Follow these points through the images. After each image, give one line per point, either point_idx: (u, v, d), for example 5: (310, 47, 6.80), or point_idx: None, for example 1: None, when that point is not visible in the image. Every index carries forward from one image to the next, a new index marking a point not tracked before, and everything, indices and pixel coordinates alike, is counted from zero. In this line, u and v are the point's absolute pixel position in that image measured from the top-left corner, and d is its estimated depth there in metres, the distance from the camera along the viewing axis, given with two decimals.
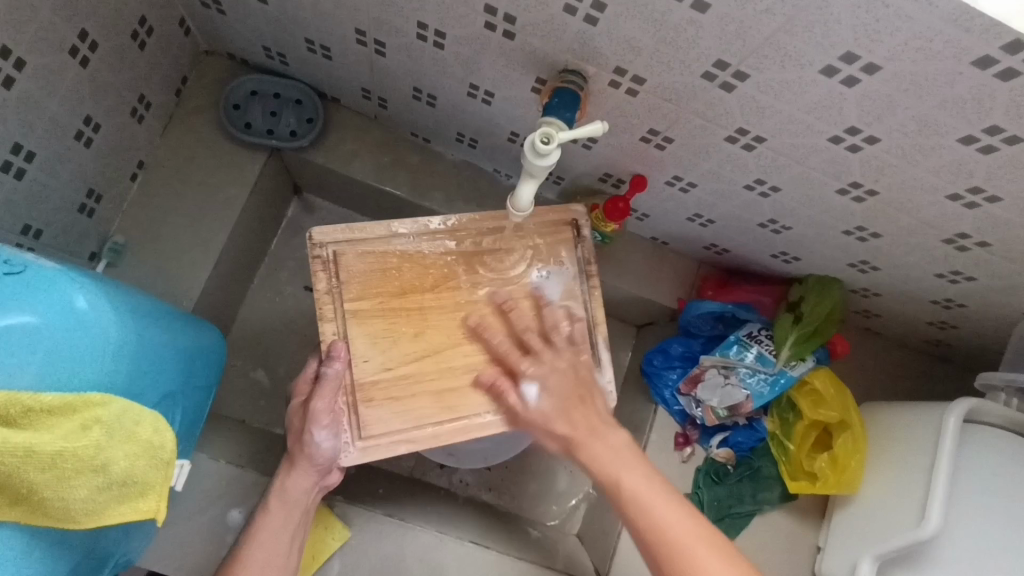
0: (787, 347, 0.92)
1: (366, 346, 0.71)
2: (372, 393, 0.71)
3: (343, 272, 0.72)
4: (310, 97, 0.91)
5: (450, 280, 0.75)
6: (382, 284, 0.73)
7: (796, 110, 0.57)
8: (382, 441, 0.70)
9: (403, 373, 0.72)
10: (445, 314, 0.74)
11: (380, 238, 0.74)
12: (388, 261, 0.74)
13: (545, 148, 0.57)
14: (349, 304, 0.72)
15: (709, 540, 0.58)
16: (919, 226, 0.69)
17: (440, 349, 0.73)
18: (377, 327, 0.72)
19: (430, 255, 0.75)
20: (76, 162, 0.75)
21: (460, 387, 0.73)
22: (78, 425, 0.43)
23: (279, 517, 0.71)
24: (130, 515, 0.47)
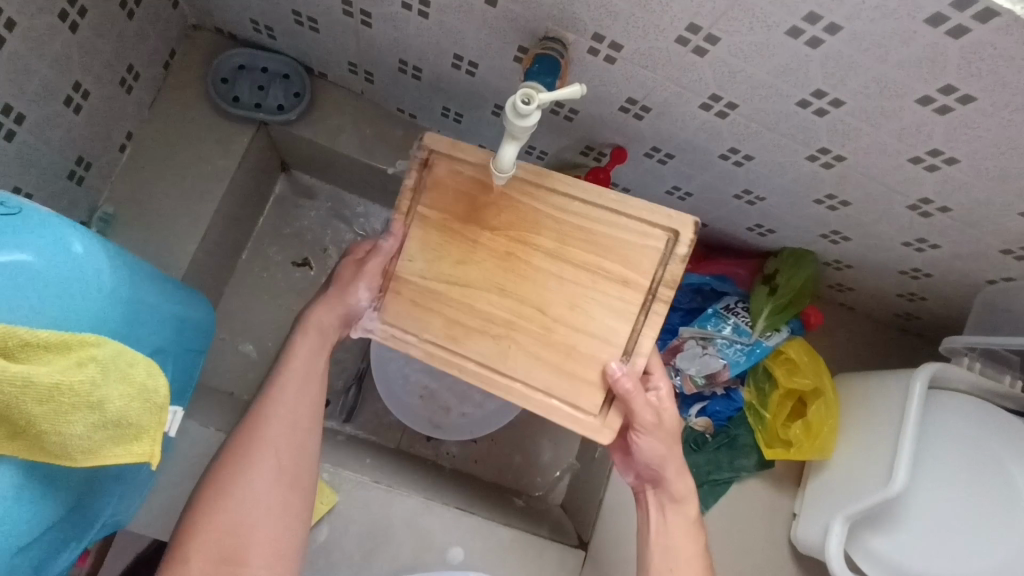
0: (762, 318, 0.95)
1: (418, 248, 0.72)
2: (401, 289, 0.72)
3: (432, 179, 0.72)
4: (298, 71, 0.93)
5: (516, 226, 0.71)
6: (457, 204, 0.72)
7: (765, 74, 0.60)
8: (388, 334, 0.73)
9: (434, 288, 0.72)
10: (492, 256, 0.71)
11: (480, 159, 0.71)
12: (469, 185, 0.71)
13: (526, 108, 0.58)
14: (422, 208, 0.72)
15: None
16: (884, 192, 0.72)
17: (470, 284, 0.71)
18: (432, 238, 0.72)
19: (506, 196, 0.71)
20: (66, 129, 0.76)
21: (472, 326, 0.71)
22: (75, 361, 0.44)
23: (314, 341, 0.75)
24: (126, 456, 0.49)
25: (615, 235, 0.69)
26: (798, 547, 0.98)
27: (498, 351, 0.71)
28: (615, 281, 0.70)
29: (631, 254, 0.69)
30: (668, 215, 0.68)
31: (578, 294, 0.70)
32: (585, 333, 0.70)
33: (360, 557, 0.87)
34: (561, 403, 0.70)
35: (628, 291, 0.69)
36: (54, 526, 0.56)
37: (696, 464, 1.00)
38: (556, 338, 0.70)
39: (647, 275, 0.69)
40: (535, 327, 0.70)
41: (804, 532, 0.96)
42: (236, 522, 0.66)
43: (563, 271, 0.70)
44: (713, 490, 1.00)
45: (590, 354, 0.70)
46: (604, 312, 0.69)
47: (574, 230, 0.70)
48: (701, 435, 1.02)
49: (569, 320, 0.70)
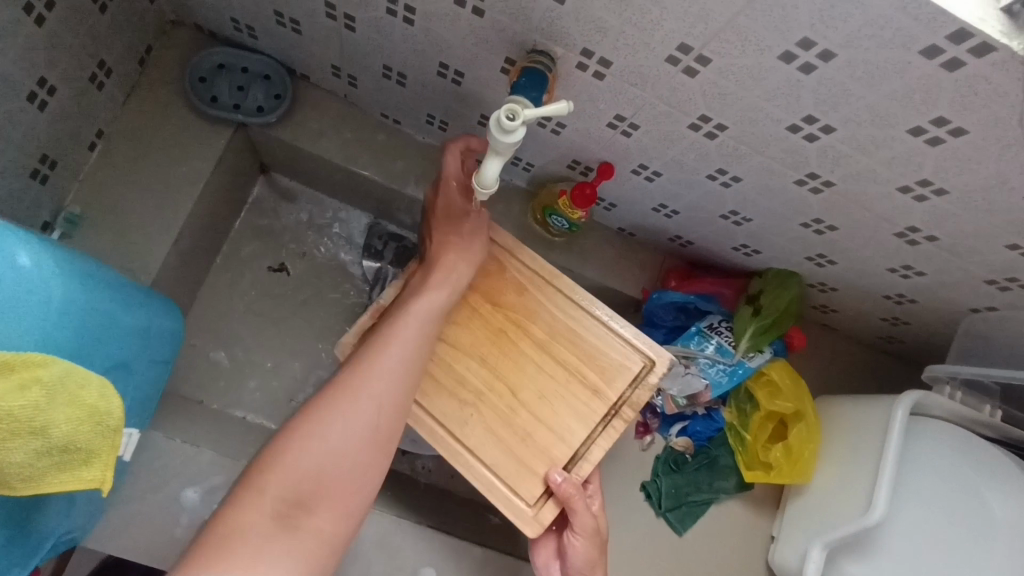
0: (746, 339, 0.94)
1: None
2: None
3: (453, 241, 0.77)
4: (279, 73, 0.90)
5: (516, 309, 0.76)
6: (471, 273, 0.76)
7: (756, 97, 0.59)
8: None
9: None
10: (486, 329, 0.75)
11: (506, 243, 0.77)
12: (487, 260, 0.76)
13: (510, 124, 0.56)
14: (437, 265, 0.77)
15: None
16: (872, 219, 0.71)
17: (454, 346, 0.74)
18: None
19: (510, 282, 0.76)
20: (30, 126, 0.72)
21: (442, 385, 0.73)
22: (16, 384, 0.42)
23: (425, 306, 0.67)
24: (75, 485, 0.46)
25: (599, 348, 0.75)
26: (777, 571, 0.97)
27: (460, 417, 0.72)
28: (586, 389, 0.74)
29: (606, 367, 0.75)
30: (652, 346, 0.75)
31: (548, 387, 0.74)
32: (545, 426, 0.73)
33: None
34: (499, 484, 0.72)
35: (596, 401, 0.74)
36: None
37: (675, 485, 0.99)
38: (517, 421, 0.73)
39: (616, 392, 0.74)
40: (502, 404, 0.73)
41: (782, 557, 0.95)
42: (318, 469, 0.56)
43: (543, 363, 0.74)
44: (691, 512, 0.99)
45: (544, 447, 0.72)
46: (570, 414, 0.73)
47: (566, 331, 0.75)
48: (682, 456, 1.01)
49: (535, 408, 0.73)
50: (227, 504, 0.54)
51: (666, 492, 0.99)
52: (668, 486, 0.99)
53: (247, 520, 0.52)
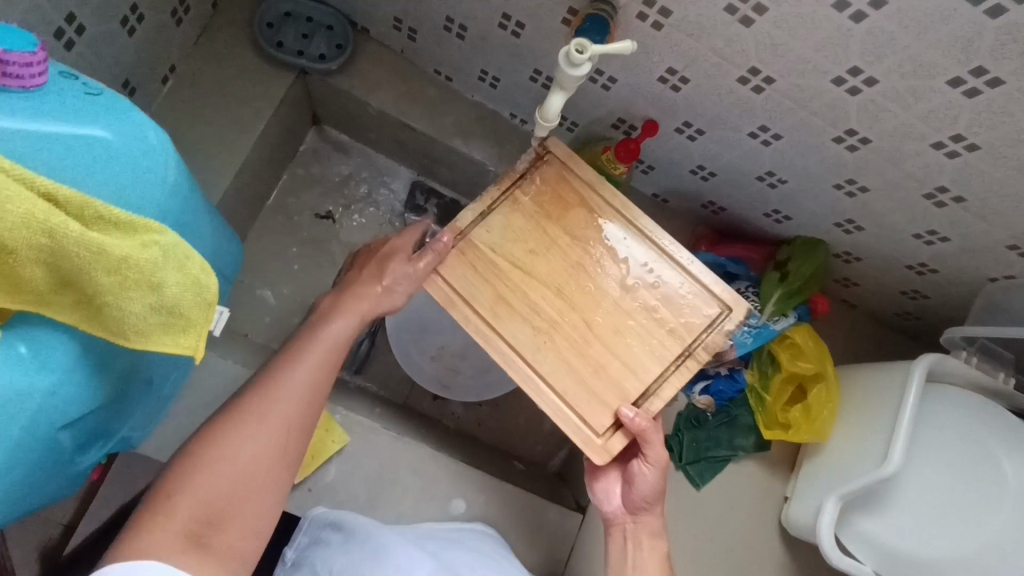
0: (771, 304, 0.99)
1: (502, 224, 0.77)
2: (469, 251, 0.76)
3: (541, 176, 0.79)
4: (342, 24, 0.95)
5: (595, 245, 0.77)
6: (553, 204, 0.78)
7: (806, 48, 0.63)
8: (444, 290, 0.75)
9: (498, 263, 0.76)
10: (566, 259, 0.76)
11: (586, 178, 0.78)
12: (570, 195, 0.78)
13: (579, 58, 0.61)
14: (519, 194, 0.78)
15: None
16: (904, 179, 0.76)
17: (532, 271, 0.75)
18: (519, 222, 0.77)
19: (596, 220, 0.77)
20: (119, 49, 0.77)
21: (517, 309, 0.75)
22: (139, 242, 0.45)
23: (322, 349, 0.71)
24: (174, 347, 0.51)
25: (681, 291, 0.76)
26: (790, 529, 1.01)
27: (533, 342, 0.74)
28: (662, 328, 0.75)
29: (685, 312, 0.75)
30: (731, 295, 0.75)
31: (627, 325, 0.75)
32: (617, 357, 0.74)
33: (365, 502, 0.89)
34: (568, 409, 0.73)
35: (671, 341, 0.74)
36: (102, 409, 0.57)
37: (696, 438, 1.03)
38: (590, 353, 0.74)
39: (692, 336, 0.75)
40: (576, 334, 0.74)
41: (795, 514, 0.99)
42: (222, 489, 0.61)
43: (620, 298, 0.75)
44: (709, 467, 1.03)
45: (615, 380, 0.73)
46: (643, 347, 0.74)
47: (646, 272, 0.76)
48: (702, 413, 1.05)
49: (609, 341, 0.74)
50: (148, 521, 0.58)
51: (687, 444, 1.03)
52: (689, 439, 1.03)
53: (158, 543, 0.56)
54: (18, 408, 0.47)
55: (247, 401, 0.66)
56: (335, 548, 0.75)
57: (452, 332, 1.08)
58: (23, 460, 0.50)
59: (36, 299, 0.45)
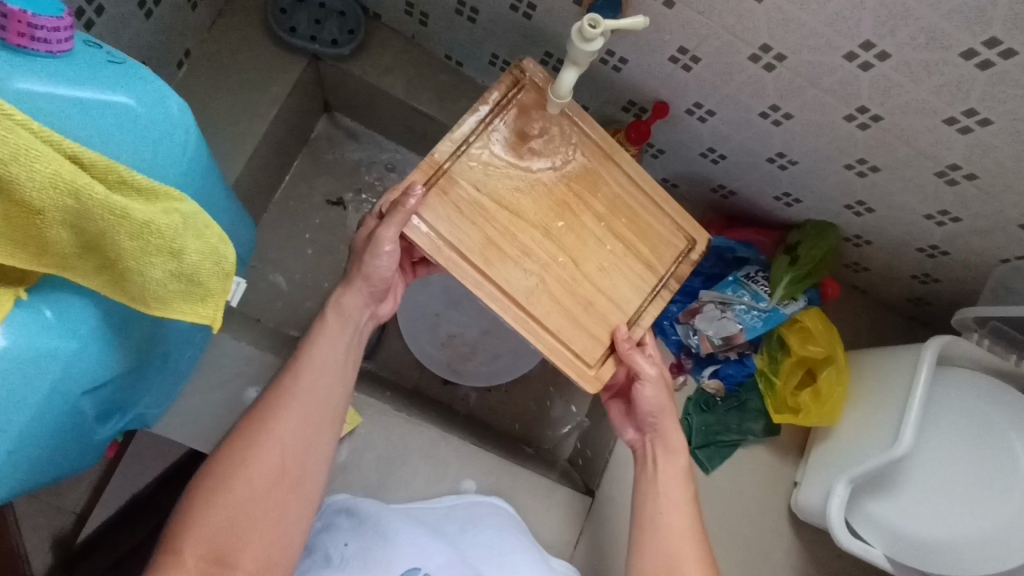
0: (782, 287, 0.98)
1: (482, 161, 0.75)
2: (450, 189, 0.73)
3: (517, 104, 0.77)
4: (354, 9, 0.96)
5: (578, 181, 0.79)
6: (535, 135, 0.77)
7: (818, 23, 0.64)
8: (426, 234, 0.72)
9: (482, 202, 0.74)
10: (550, 195, 0.77)
11: (566, 107, 0.78)
12: (552, 126, 0.78)
13: (592, 32, 0.61)
14: (498, 124, 0.76)
15: (699, 550, 0.73)
16: (916, 157, 0.76)
17: (517, 211, 0.75)
18: (499, 158, 0.76)
19: (571, 154, 0.79)
20: (136, 31, 0.78)
21: (506, 251, 0.74)
22: (161, 209, 0.46)
23: (330, 342, 0.73)
24: (192, 315, 0.52)
25: (655, 223, 0.82)
26: (800, 514, 1.01)
27: (524, 284, 0.75)
28: (641, 261, 0.80)
29: (657, 244, 0.81)
30: (694, 226, 0.83)
31: (611, 262, 0.79)
32: (604, 293, 0.78)
33: (376, 482, 0.89)
34: (563, 346, 0.76)
35: (649, 273, 0.80)
36: (121, 378, 0.58)
37: (706, 423, 1.03)
38: (580, 290, 0.77)
39: (665, 266, 0.81)
40: (565, 274, 0.76)
41: (805, 498, 0.99)
42: (224, 524, 0.62)
43: (603, 235, 0.79)
44: (719, 451, 1.03)
45: (603, 315, 0.78)
46: (625, 281, 0.79)
47: (624, 207, 0.80)
48: (711, 398, 1.05)
49: (595, 278, 0.78)
50: (158, 559, 0.60)
51: (697, 428, 1.03)
52: (698, 423, 1.03)
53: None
54: (42, 372, 0.48)
55: (239, 451, 0.65)
56: (342, 531, 0.75)
57: (462, 317, 1.09)
58: (45, 425, 0.51)
59: (57, 260, 0.45)
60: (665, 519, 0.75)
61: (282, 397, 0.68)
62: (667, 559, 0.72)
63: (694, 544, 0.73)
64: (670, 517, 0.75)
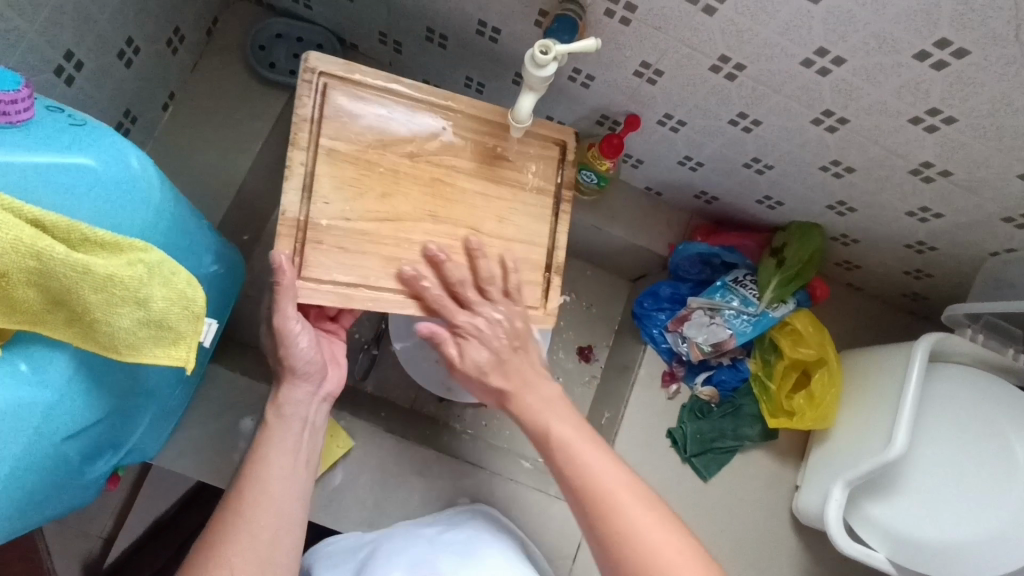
0: (770, 290, 0.97)
1: (331, 188, 0.72)
2: (323, 235, 0.71)
3: (329, 107, 0.73)
4: (330, 41, 0.99)
5: (433, 156, 0.76)
6: (366, 134, 0.74)
7: (771, 33, 0.64)
8: (322, 284, 0.71)
9: (359, 227, 0.72)
10: (418, 185, 0.75)
11: (376, 90, 0.75)
12: (377, 115, 0.75)
13: (544, 58, 0.62)
14: (325, 140, 0.72)
15: (634, 486, 0.60)
16: (889, 156, 0.75)
17: (402, 216, 0.74)
18: (347, 174, 0.73)
19: (421, 126, 0.76)
20: (117, 81, 0.81)
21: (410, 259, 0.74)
22: (125, 261, 0.47)
23: (280, 432, 0.73)
24: (165, 359, 0.53)
25: (520, 149, 0.80)
26: (802, 518, 1.00)
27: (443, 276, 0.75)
28: (530, 190, 0.80)
29: (530, 161, 0.80)
30: (555, 127, 0.81)
31: (504, 209, 0.79)
32: (516, 242, 0.79)
33: (372, 504, 0.91)
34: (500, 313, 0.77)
35: (542, 198, 0.80)
36: (105, 422, 0.61)
37: (700, 430, 1.02)
38: (493, 252, 0.78)
39: (552, 181, 0.81)
40: (474, 245, 0.77)
41: (806, 502, 0.98)
42: None
43: (484, 189, 0.78)
44: (716, 458, 1.02)
45: (524, 259, 0.79)
46: (526, 217, 0.79)
47: (488, 152, 0.78)
48: (706, 405, 1.05)
49: (501, 233, 0.78)
50: None
51: (692, 436, 1.02)
52: (693, 431, 1.02)
53: None
54: (22, 422, 0.50)
55: None
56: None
57: None
58: (30, 471, 0.53)
59: (30, 316, 0.47)
60: (649, 549, 0.56)
61: (233, 517, 0.64)
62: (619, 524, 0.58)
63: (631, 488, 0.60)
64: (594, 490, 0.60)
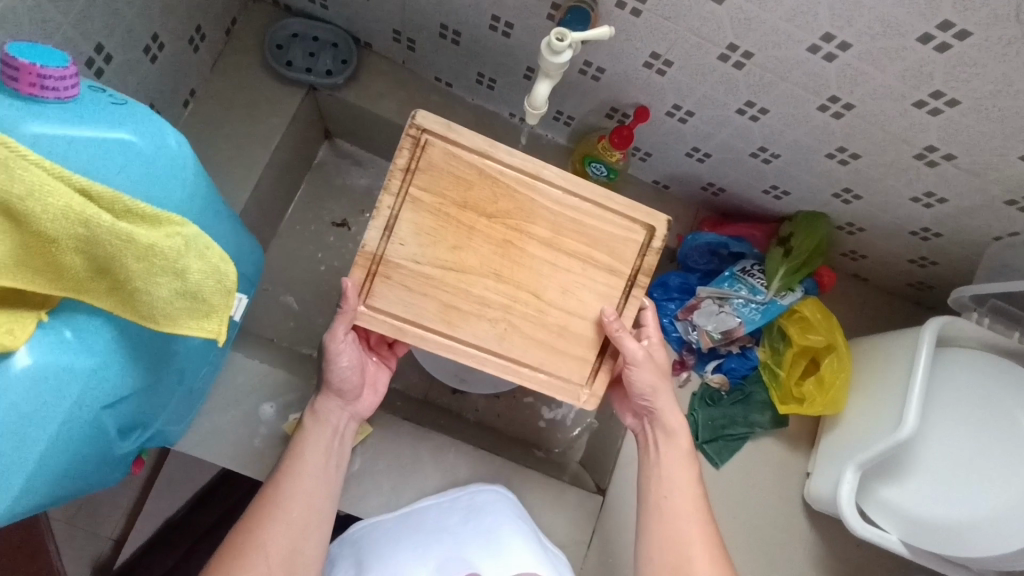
0: (778, 279, 1.00)
1: (409, 232, 0.72)
2: (391, 272, 0.73)
3: (424, 161, 0.73)
4: (346, 41, 1.01)
5: (511, 215, 0.74)
6: (453, 188, 0.73)
7: (778, 20, 0.66)
8: (380, 315, 0.73)
9: (427, 272, 0.73)
10: (491, 243, 0.74)
11: (475, 149, 0.74)
12: (470, 174, 0.74)
13: (560, 45, 0.65)
14: (414, 189, 0.72)
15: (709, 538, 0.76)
16: (893, 141, 0.77)
17: (467, 270, 0.74)
18: (427, 222, 0.73)
19: (510, 188, 0.74)
20: (143, 76, 0.84)
21: (466, 311, 0.74)
22: (163, 232, 0.48)
23: (316, 435, 0.79)
24: (198, 331, 0.53)
25: (603, 229, 0.76)
26: (813, 503, 1.01)
27: (494, 335, 0.74)
28: (602, 269, 0.76)
29: (613, 245, 0.76)
30: (645, 212, 0.76)
31: (571, 282, 0.76)
32: (574, 315, 0.76)
33: (390, 489, 0.92)
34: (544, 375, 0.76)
35: (612, 279, 0.76)
36: (139, 395, 0.63)
37: (712, 417, 1.04)
38: (549, 321, 0.75)
39: (629, 264, 0.77)
40: (530, 311, 0.75)
41: (817, 487, 0.99)
42: None
43: (556, 259, 0.75)
44: (727, 445, 1.03)
45: (579, 334, 0.76)
46: (591, 294, 0.76)
47: (570, 224, 0.75)
48: (717, 392, 1.06)
49: (561, 303, 0.75)
50: None
51: (703, 423, 1.04)
52: (704, 418, 1.04)
53: None
54: (68, 387, 0.52)
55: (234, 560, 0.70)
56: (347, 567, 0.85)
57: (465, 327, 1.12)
58: (70, 438, 0.55)
59: (74, 284, 0.49)
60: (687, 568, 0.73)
61: (271, 505, 0.73)
62: (682, 536, 0.76)
63: (702, 524, 0.77)
64: (677, 501, 0.78)
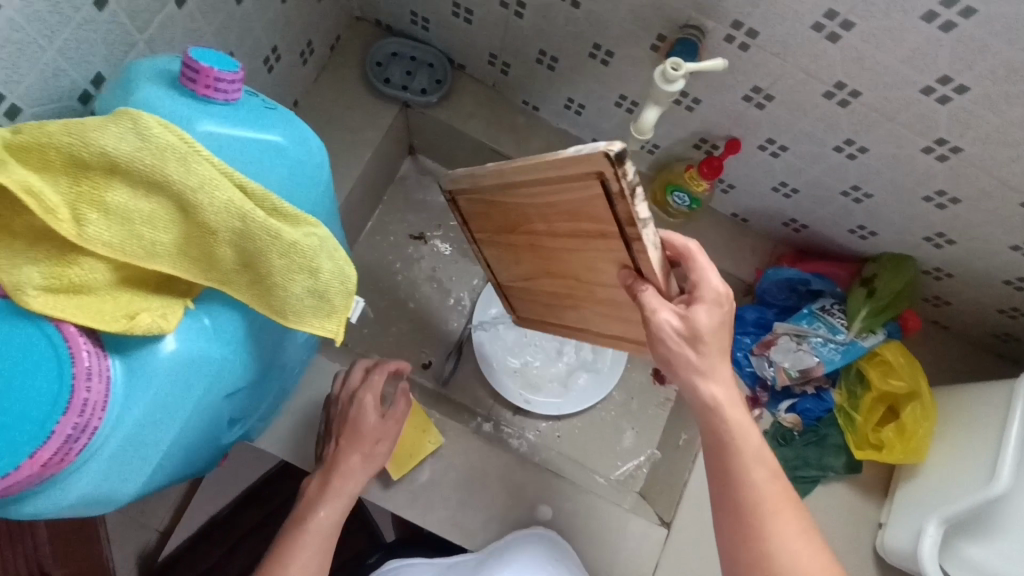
0: (859, 320, 0.97)
1: (495, 258, 0.87)
2: (513, 289, 0.94)
3: (462, 209, 0.79)
4: (442, 62, 1.06)
5: (519, 222, 0.69)
6: (487, 222, 0.77)
7: (893, 60, 0.67)
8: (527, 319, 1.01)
9: (523, 284, 0.88)
10: (527, 250, 0.75)
11: (468, 185, 0.70)
12: (483, 206, 0.73)
13: (674, 74, 0.66)
14: (476, 228, 0.83)
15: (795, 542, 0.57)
16: (999, 188, 0.76)
17: (537, 275, 0.81)
18: (498, 250, 0.83)
19: (503, 201, 0.67)
20: (259, 84, 0.89)
21: (563, 307, 0.85)
22: (303, 231, 0.51)
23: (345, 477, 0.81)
24: (320, 330, 0.56)
25: (570, 198, 0.54)
26: (886, 556, 0.96)
27: (585, 319, 0.82)
28: (598, 236, 0.57)
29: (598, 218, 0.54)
30: (572, 164, 0.48)
31: (589, 259, 0.64)
32: (614, 290, 0.67)
33: (457, 502, 0.92)
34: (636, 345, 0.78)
35: (609, 242, 0.56)
36: (250, 388, 0.65)
37: (783, 456, 1.02)
38: (603, 299, 0.72)
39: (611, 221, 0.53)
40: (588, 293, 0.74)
41: (891, 539, 0.95)
42: None
43: (566, 243, 0.65)
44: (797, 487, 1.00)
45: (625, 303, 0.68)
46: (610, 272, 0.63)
47: (546, 205, 0.60)
48: (789, 432, 1.05)
49: (597, 280, 0.68)
50: None
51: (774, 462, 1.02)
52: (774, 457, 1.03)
53: None
54: (200, 377, 0.54)
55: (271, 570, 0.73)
56: None
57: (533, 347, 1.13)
58: (194, 424, 0.57)
59: (221, 276, 0.52)
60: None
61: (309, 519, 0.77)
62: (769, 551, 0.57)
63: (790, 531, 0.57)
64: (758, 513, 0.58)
